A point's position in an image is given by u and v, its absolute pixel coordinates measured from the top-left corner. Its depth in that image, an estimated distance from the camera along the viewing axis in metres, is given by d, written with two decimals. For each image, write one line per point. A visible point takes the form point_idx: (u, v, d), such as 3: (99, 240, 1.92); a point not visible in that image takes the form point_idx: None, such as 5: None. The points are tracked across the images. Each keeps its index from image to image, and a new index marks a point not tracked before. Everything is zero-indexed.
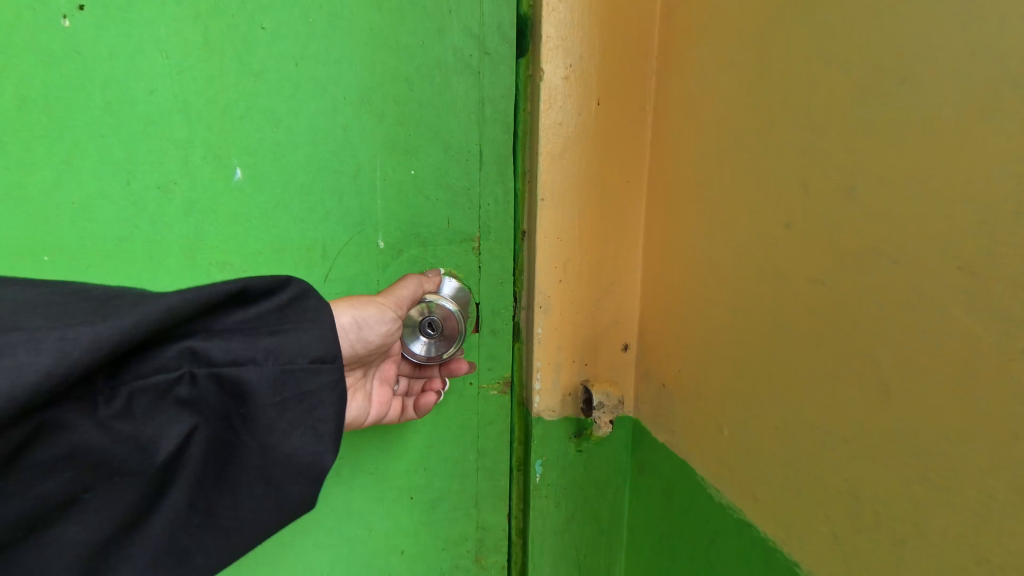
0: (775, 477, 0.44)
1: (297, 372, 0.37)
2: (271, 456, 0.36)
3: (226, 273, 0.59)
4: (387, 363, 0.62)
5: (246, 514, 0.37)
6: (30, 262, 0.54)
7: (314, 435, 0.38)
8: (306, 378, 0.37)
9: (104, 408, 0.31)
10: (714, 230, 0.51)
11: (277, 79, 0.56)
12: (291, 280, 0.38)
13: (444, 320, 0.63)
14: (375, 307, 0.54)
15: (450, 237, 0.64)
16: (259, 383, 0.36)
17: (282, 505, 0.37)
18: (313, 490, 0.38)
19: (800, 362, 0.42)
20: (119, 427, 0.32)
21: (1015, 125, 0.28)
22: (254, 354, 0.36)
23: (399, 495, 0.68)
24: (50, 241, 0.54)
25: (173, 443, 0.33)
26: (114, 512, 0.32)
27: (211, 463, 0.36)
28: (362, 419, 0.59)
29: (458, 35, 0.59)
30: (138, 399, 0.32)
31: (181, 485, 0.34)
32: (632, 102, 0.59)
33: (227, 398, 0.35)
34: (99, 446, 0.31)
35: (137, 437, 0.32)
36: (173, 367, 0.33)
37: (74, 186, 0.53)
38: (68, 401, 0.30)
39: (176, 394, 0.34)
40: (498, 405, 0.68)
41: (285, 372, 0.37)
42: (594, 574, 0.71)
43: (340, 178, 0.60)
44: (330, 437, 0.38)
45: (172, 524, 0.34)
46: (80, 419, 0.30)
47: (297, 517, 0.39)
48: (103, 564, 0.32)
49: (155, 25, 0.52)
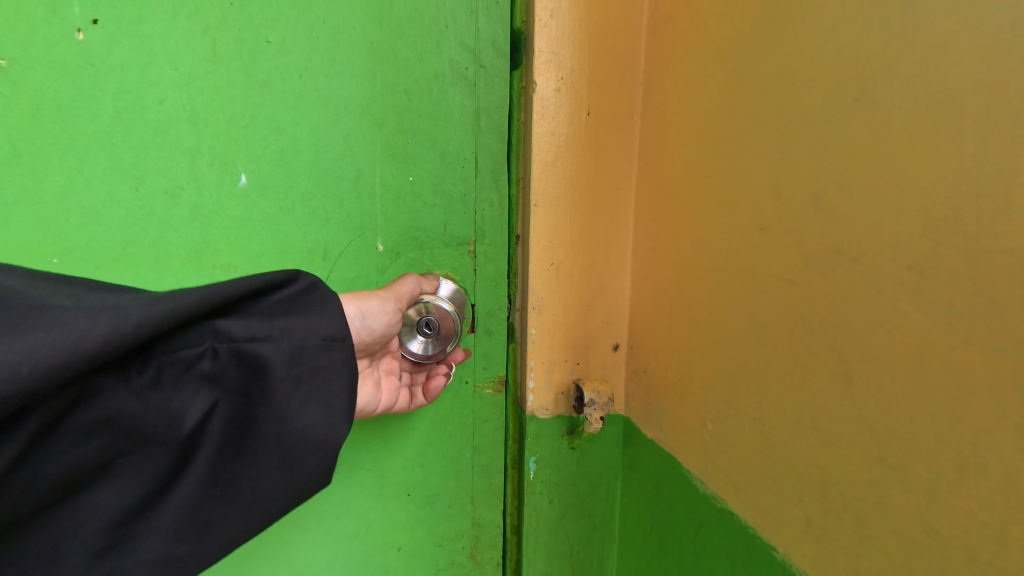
0: (754, 467, 0.47)
1: (311, 351, 0.39)
2: (287, 429, 0.38)
3: (230, 275, 0.61)
4: (387, 356, 0.63)
5: (264, 484, 0.38)
6: (40, 263, 0.56)
7: (327, 408, 0.39)
8: (320, 356, 0.39)
9: (137, 379, 0.33)
10: (697, 234, 0.54)
11: (280, 88, 0.58)
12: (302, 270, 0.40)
13: (441, 320, 0.65)
14: (377, 299, 0.56)
15: (447, 240, 0.67)
16: (277, 359, 0.38)
17: (297, 476, 0.39)
18: (326, 462, 0.39)
19: (776, 357, 0.44)
20: (151, 397, 0.33)
21: (952, 138, 0.31)
22: (272, 332, 0.38)
23: (396, 493, 0.70)
24: (61, 243, 0.55)
25: (198, 416, 0.35)
26: (144, 476, 0.34)
27: (233, 437, 0.37)
28: (374, 408, 0.60)
29: (455, 50, 0.62)
30: (166, 373, 0.34)
31: (205, 456, 0.36)
32: (620, 113, 0.63)
33: (247, 373, 0.37)
34: (133, 413, 0.33)
35: (166, 407, 0.34)
36: (197, 343, 0.35)
37: (82, 191, 0.55)
38: (107, 371, 0.32)
39: (200, 369, 0.35)
40: (493, 404, 0.70)
41: (300, 349, 0.38)
42: (587, 568, 0.73)
43: (341, 184, 0.62)
44: (341, 409, 0.40)
45: (196, 492, 0.36)
46: (116, 388, 0.32)
47: (312, 489, 0.40)
48: (134, 522, 0.35)
49: (165, 39, 0.54)
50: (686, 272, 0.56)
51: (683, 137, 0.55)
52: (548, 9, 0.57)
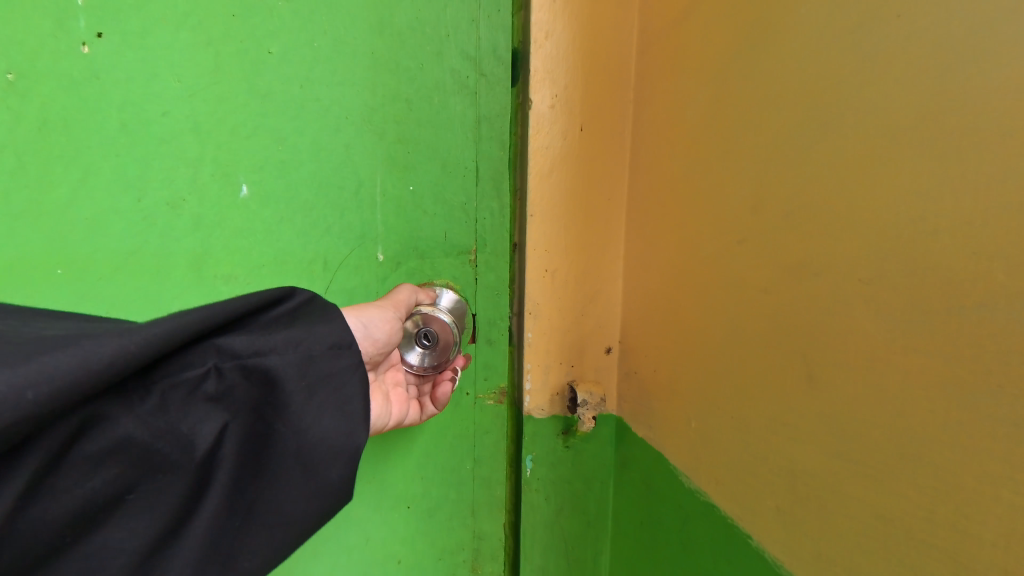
0: (753, 474, 0.47)
1: (319, 357, 0.35)
2: (306, 443, 0.34)
3: (232, 284, 0.61)
4: (390, 368, 0.58)
5: (290, 507, 0.34)
6: (40, 275, 0.54)
7: (344, 415, 0.35)
8: (329, 361, 0.36)
9: (137, 405, 0.28)
10: (684, 240, 0.54)
11: (284, 99, 0.59)
12: (297, 290, 0.38)
13: (441, 331, 0.62)
14: (376, 308, 0.52)
15: (448, 250, 0.67)
16: (286, 369, 0.34)
17: (322, 493, 0.34)
18: (352, 473, 0.35)
19: (767, 365, 0.45)
20: (153, 425, 0.28)
21: (950, 152, 0.31)
22: (275, 343, 0.34)
23: (396, 504, 0.69)
24: (60, 255, 0.54)
25: (210, 439, 0.30)
26: (155, 521, 0.28)
27: (243, 465, 0.32)
28: (384, 422, 0.55)
29: (456, 59, 0.62)
30: (168, 397, 0.29)
31: (219, 490, 0.30)
32: (613, 124, 0.62)
33: (256, 389, 0.33)
34: (137, 445, 0.28)
35: (172, 433, 0.29)
36: (199, 362, 0.31)
37: (86, 203, 0.54)
38: (102, 401, 0.27)
39: (205, 390, 0.31)
40: (495, 414, 0.70)
41: (308, 357, 0.35)
42: (582, 567, 0.72)
43: (342, 193, 0.62)
44: (361, 414, 0.36)
45: (215, 531, 0.31)
46: (117, 414, 0.27)
47: (340, 505, 0.36)
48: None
49: (169, 51, 0.55)
50: (679, 275, 0.55)
51: (676, 142, 0.55)
52: (545, 29, 0.57)
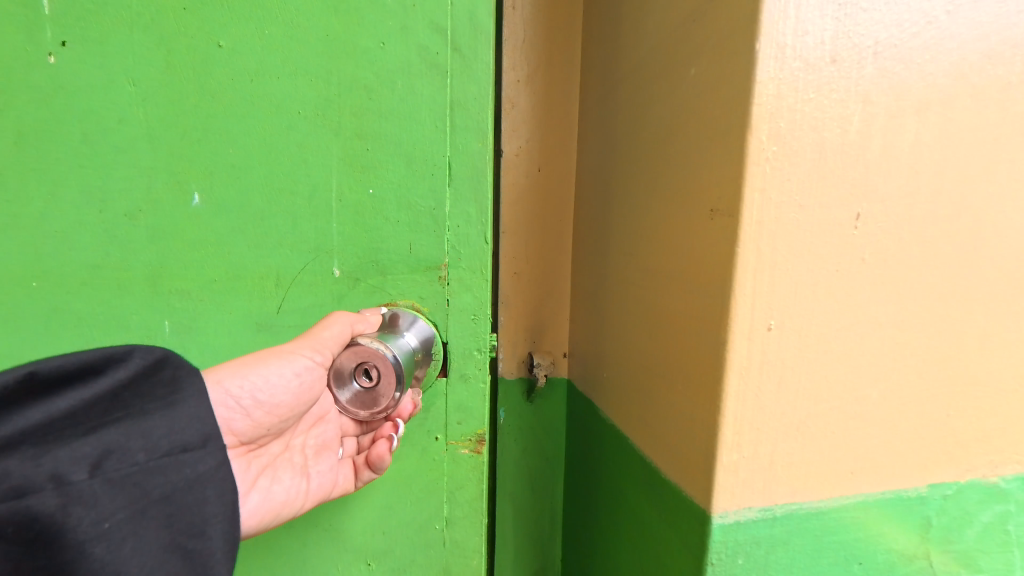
0: (660, 460, 0.42)
1: (137, 473, 0.28)
2: None
3: (185, 305, 0.54)
4: (317, 419, 0.51)
5: None
6: (21, 288, 0.52)
7: (174, 552, 0.28)
8: (153, 478, 0.28)
9: None
10: (614, 220, 0.54)
11: (233, 96, 0.51)
12: (140, 351, 0.31)
13: (383, 374, 0.45)
14: (282, 357, 0.43)
15: (413, 264, 0.56)
16: (65, 507, 0.25)
17: None
18: None
19: (673, 345, 0.41)
20: None
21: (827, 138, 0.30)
22: (55, 465, 0.25)
23: (355, 560, 0.58)
24: (36, 265, 0.52)
25: None
26: None
27: None
28: (300, 496, 0.47)
29: (423, 31, 0.52)
30: None
31: None
32: (563, 119, 0.66)
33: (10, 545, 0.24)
34: None
35: None
36: None
37: (54, 215, 0.51)
38: None
39: None
40: (472, 465, 0.58)
41: (115, 480, 0.27)
42: (540, 542, 0.71)
43: (292, 201, 0.53)
44: (201, 550, 0.29)
45: None
46: None
47: None
48: None
49: (125, 54, 0.50)
50: (618, 231, 0.52)
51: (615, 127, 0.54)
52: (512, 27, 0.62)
